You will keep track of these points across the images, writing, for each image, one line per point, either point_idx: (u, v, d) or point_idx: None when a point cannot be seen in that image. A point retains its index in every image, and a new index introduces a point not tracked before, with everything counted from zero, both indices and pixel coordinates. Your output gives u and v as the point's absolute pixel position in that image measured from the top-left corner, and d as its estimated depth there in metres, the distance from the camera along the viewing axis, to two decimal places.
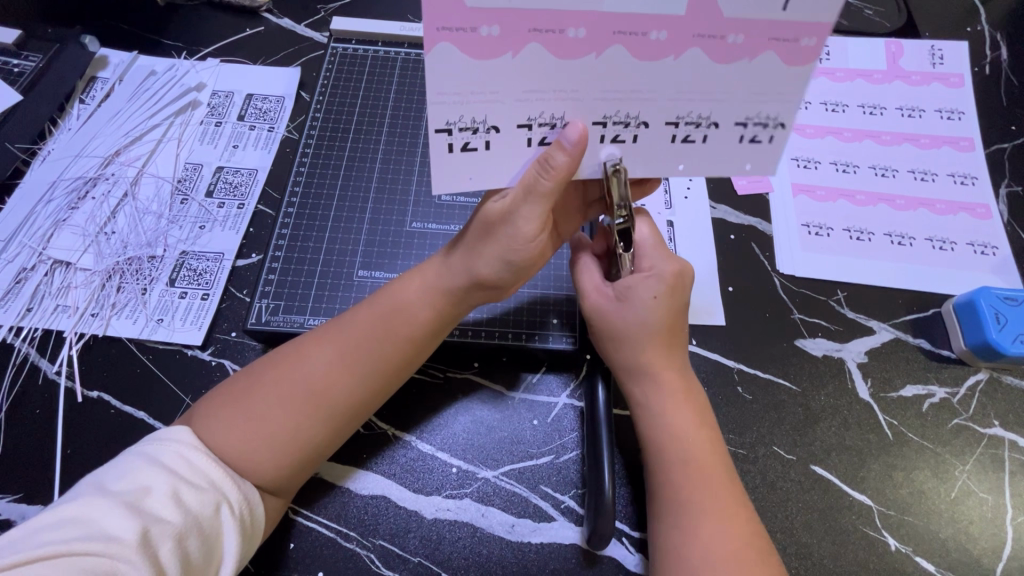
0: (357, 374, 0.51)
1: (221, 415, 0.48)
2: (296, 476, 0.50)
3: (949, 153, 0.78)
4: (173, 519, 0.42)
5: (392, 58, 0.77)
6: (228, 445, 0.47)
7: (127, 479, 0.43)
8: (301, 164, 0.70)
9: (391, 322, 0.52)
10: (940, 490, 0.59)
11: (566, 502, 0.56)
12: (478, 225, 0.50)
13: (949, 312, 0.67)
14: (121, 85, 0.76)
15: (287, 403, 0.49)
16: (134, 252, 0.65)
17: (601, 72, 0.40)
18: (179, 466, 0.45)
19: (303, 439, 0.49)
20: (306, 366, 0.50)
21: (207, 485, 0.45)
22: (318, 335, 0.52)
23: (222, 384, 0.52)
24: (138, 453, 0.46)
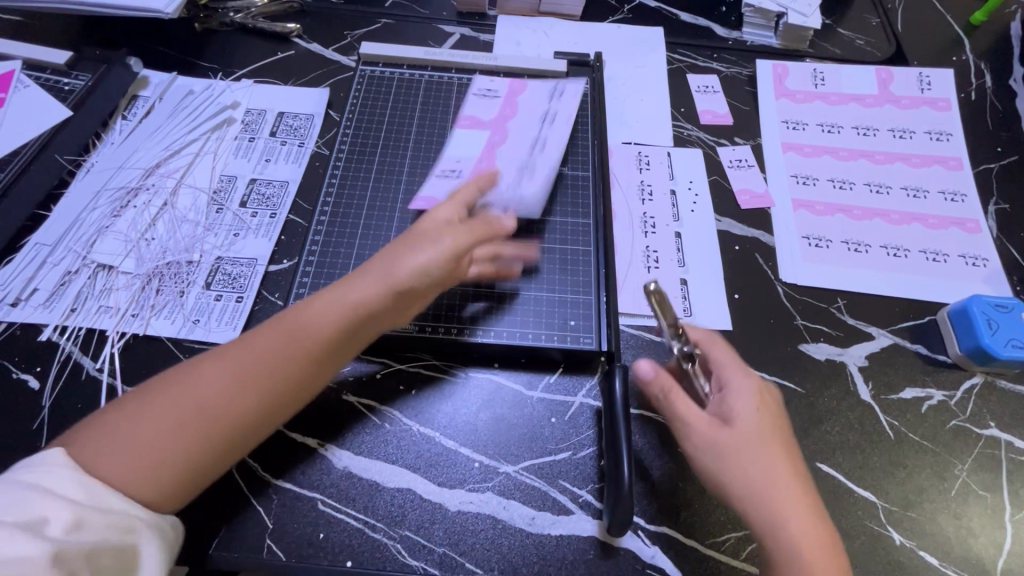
0: (261, 395, 0.51)
1: (106, 440, 0.47)
2: (177, 502, 0.48)
3: (940, 171, 0.83)
4: (87, 539, 0.41)
5: (417, 80, 0.82)
6: (111, 471, 0.46)
7: (25, 504, 0.41)
8: (332, 177, 0.74)
9: (308, 340, 0.53)
10: (940, 488, 0.61)
11: (584, 496, 0.58)
12: (399, 242, 0.60)
13: (943, 319, 0.70)
14: (162, 103, 0.81)
15: (183, 415, 0.49)
16: (173, 258, 0.69)
17: (528, 112, 0.79)
18: (78, 493, 0.43)
19: (189, 465, 0.48)
20: (203, 383, 0.50)
21: (116, 504, 0.44)
22: (217, 357, 0.52)
23: (91, 415, 0.49)
24: (22, 479, 0.42)
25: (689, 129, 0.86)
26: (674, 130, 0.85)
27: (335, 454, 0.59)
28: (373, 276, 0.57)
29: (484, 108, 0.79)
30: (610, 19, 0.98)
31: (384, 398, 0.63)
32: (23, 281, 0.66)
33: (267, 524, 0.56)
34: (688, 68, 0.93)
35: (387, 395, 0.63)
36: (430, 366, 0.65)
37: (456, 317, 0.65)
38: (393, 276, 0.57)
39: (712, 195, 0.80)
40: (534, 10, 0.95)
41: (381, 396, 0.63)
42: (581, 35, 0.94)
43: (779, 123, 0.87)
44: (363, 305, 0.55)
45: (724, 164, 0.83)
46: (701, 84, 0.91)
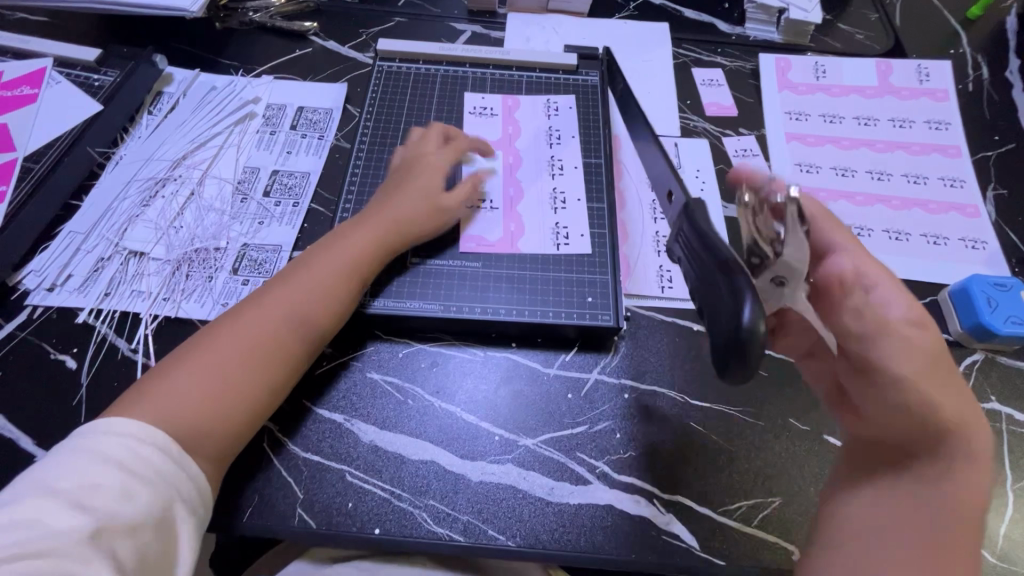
0: (302, 313, 0.58)
1: (154, 390, 0.51)
2: (235, 432, 0.53)
3: (939, 159, 0.85)
4: (125, 516, 0.44)
5: (432, 75, 0.85)
6: (168, 409, 0.50)
7: (77, 477, 0.44)
8: (354, 168, 0.77)
9: (336, 266, 0.62)
10: None
11: (600, 467, 0.61)
12: (400, 174, 0.71)
13: (944, 298, 0.73)
14: (186, 98, 0.84)
15: (243, 348, 0.55)
16: (201, 244, 0.71)
17: (533, 126, 0.81)
18: (130, 461, 0.46)
19: (251, 386, 0.54)
20: (251, 322, 0.57)
21: (160, 481, 0.46)
22: (247, 303, 0.59)
23: (144, 378, 0.54)
24: (82, 448, 0.46)
25: (695, 120, 0.89)
26: (681, 121, 0.88)
27: (361, 429, 0.62)
28: (379, 216, 0.66)
29: (486, 129, 0.80)
30: (617, 16, 1.01)
31: (407, 377, 0.65)
32: (58, 268, 0.69)
33: (298, 495, 0.58)
34: (693, 62, 0.96)
35: (410, 374, 0.65)
36: (451, 346, 0.67)
37: (478, 298, 0.67)
38: (396, 208, 0.67)
39: (719, 183, 0.82)
40: (543, 8, 0.98)
41: (404, 374, 0.65)
42: (588, 31, 0.97)
43: (783, 114, 0.90)
44: (373, 239, 0.64)
45: (729, 154, 0.85)
46: (705, 77, 0.93)
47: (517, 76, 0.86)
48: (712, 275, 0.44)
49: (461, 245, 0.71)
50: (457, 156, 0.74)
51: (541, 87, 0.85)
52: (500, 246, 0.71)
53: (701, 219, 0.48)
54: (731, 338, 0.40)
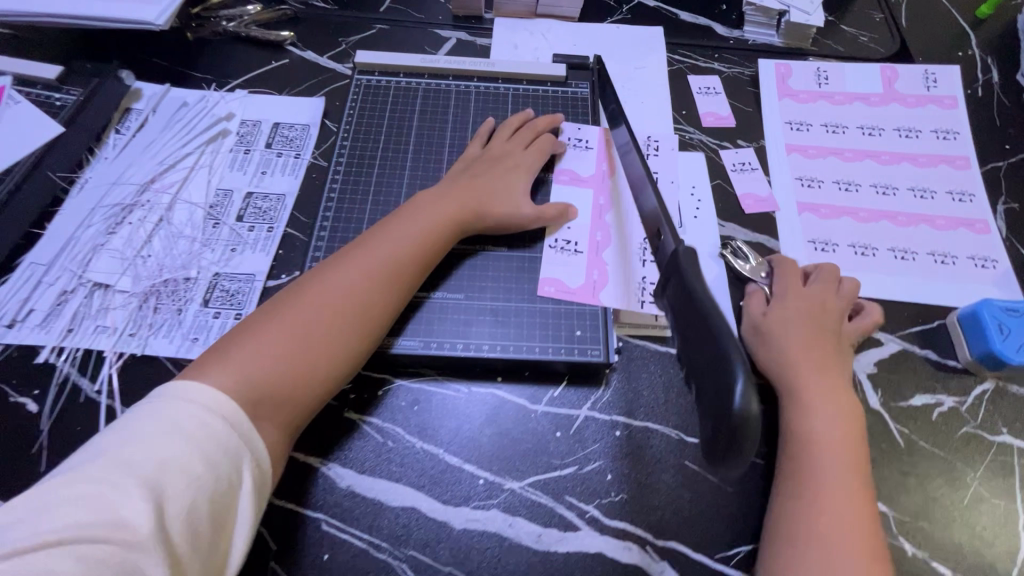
0: (367, 287, 0.59)
1: (230, 356, 0.54)
2: (302, 405, 0.56)
3: (947, 171, 0.81)
4: (186, 498, 0.46)
5: (413, 88, 0.80)
6: (243, 374, 0.53)
7: (146, 453, 0.46)
8: (331, 189, 0.72)
9: (409, 236, 0.63)
10: (952, 497, 0.61)
11: (591, 512, 0.58)
12: (483, 162, 0.71)
13: (953, 323, 0.69)
14: (156, 116, 0.80)
15: (323, 314, 0.57)
16: (169, 275, 0.68)
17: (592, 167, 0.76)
18: (197, 437, 0.48)
19: (320, 359, 0.56)
20: (328, 288, 0.58)
21: (221, 458, 0.48)
22: (315, 275, 0.60)
23: (223, 342, 0.56)
24: (154, 417, 0.49)
25: (691, 132, 0.85)
26: (677, 134, 0.84)
27: (338, 473, 0.59)
28: (455, 195, 0.67)
29: (580, 161, 0.76)
30: (609, 21, 0.96)
31: (387, 416, 0.62)
32: (18, 302, 0.65)
33: (270, 547, 0.55)
34: (688, 69, 0.91)
35: (390, 412, 0.62)
36: (433, 382, 0.63)
37: (461, 333, 0.64)
38: (473, 194, 0.67)
39: (716, 200, 0.79)
40: (531, 13, 0.94)
41: (384, 412, 0.62)
42: (579, 37, 0.93)
43: (783, 124, 0.86)
44: (455, 215, 0.65)
45: (727, 168, 0.81)
46: (702, 85, 0.89)
47: (504, 88, 0.82)
48: (702, 337, 0.42)
49: (541, 290, 0.67)
50: (533, 162, 0.72)
51: (529, 100, 0.81)
52: (580, 295, 0.66)
53: (689, 275, 0.46)
54: (720, 412, 0.38)
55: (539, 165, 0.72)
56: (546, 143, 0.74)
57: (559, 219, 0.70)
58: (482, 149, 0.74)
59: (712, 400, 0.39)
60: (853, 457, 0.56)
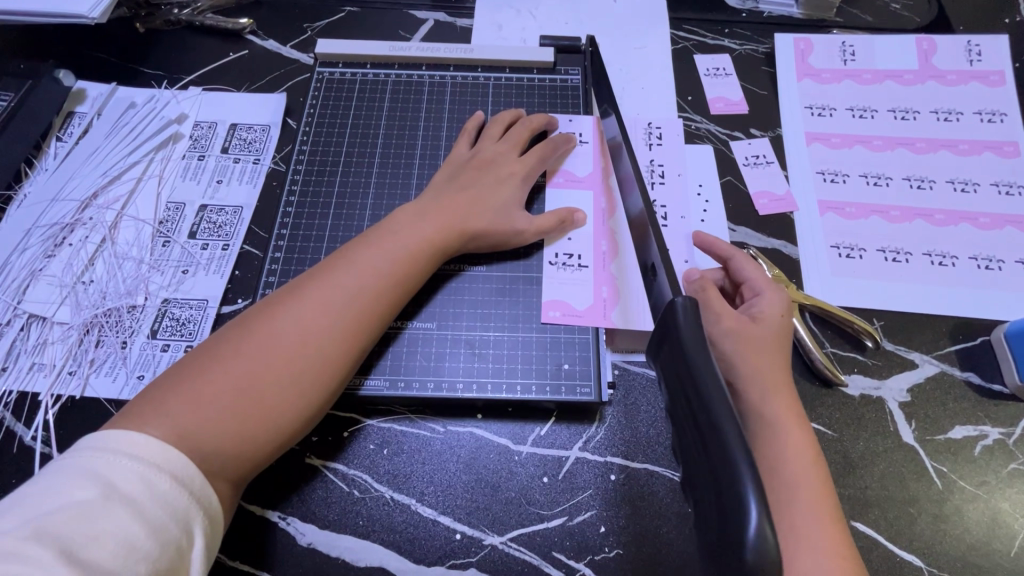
0: (335, 317, 0.50)
1: (173, 399, 0.45)
2: (260, 457, 0.47)
3: (993, 159, 0.71)
4: (127, 575, 0.36)
5: (382, 81, 0.71)
6: (189, 422, 0.44)
7: (73, 520, 0.37)
8: (288, 202, 0.64)
9: (381, 257, 0.54)
10: (998, 546, 0.53)
11: (581, 571, 0.51)
12: (471, 167, 0.62)
13: (999, 340, 0.60)
14: (100, 120, 0.73)
15: (278, 349, 0.48)
16: (113, 303, 0.61)
17: (593, 165, 0.66)
18: (142, 495, 0.39)
19: (283, 402, 0.47)
20: (285, 319, 0.49)
21: (169, 524, 0.39)
22: (273, 302, 0.51)
23: (158, 382, 0.47)
24: (84, 474, 0.39)
25: (697, 121, 0.75)
26: (682, 123, 0.74)
27: (298, 529, 0.53)
28: (436, 209, 0.58)
29: (577, 159, 0.67)
30: None
31: (353, 461, 0.55)
32: None
33: None
34: (695, 48, 0.81)
35: (356, 457, 0.55)
36: (405, 422, 0.57)
37: (433, 369, 0.57)
38: (458, 209, 0.58)
39: (726, 200, 0.69)
40: None
41: (350, 457, 0.55)
42: (571, 14, 0.82)
43: (803, 109, 0.76)
44: (437, 232, 0.56)
45: (738, 163, 0.72)
46: (710, 66, 0.79)
47: (484, 77, 0.72)
48: (699, 437, 0.34)
49: (545, 316, 0.59)
50: (530, 167, 0.63)
51: (513, 90, 0.71)
52: (588, 318, 0.58)
53: (682, 325, 0.39)
54: (727, 549, 0.30)
55: (538, 168, 0.64)
56: (546, 146, 0.64)
57: (569, 225, 0.62)
58: (470, 150, 0.65)
59: (717, 527, 0.31)
60: (819, 484, 0.47)
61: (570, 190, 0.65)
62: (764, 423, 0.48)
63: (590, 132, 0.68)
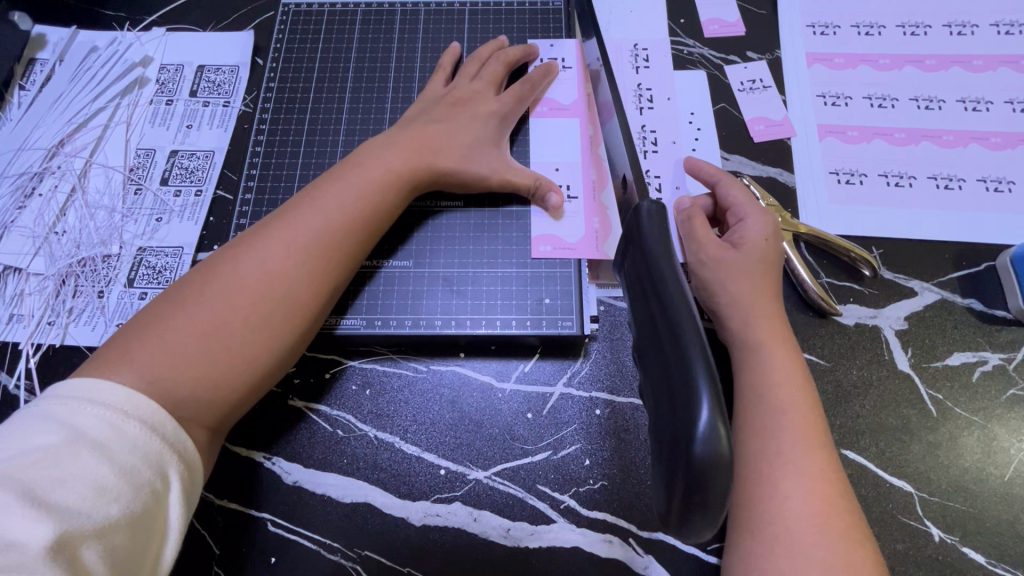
0: (301, 258, 0.49)
1: (140, 346, 0.44)
2: (235, 402, 0.46)
3: (1009, 74, 0.66)
4: (99, 515, 0.37)
5: (352, 12, 0.67)
6: (157, 368, 0.43)
7: (39, 463, 0.37)
8: (258, 141, 0.62)
9: (346, 193, 0.51)
10: (991, 470, 0.52)
11: (566, 502, 0.51)
12: (446, 104, 0.59)
13: (1005, 265, 0.58)
14: (62, 65, 0.70)
15: (245, 291, 0.47)
16: (88, 253, 0.60)
17: (575, 91, 0.63)
18: (110, 439, 0.39)
19: (255, 345, 0.46)
20: (250, 260, 0.48)
21: (140, 466, 0.39)
22: (237, 245, 0.49)
23: (124, 330, 0.46)
24: (49, 420, 0.39)
25: (690, 45, 0.70)
26: (673, 47, 0.70)
27: (283, 468, 0.53)
28: (406, 144, 0.55)
29: (561, 84, 0.63)
30: None
31: (336, 402, 0.55)
32: None
33: (214, 551, 0.50)
34: None
35: (339, 398, 0.55)
36: (387, 361, 0.56)
37: (411, 307, 0.55)
38: (431, 146, 0.55)
39: (719, 128, 0.66)
40: None
41: (333, 399, 0.55)
42: None
43: (804, 28, 0.71)
44: (405, 168, 0.54)
45: (732, 88, 0.68)
46: None
47: (459, 4, 0.68)
48: (663, 351, 0.36)
49: (531, 251, 0.57)
50: (508, 108, 0.59)
51: (491, 17, 0.67)
52: (582, 250, 0.57)
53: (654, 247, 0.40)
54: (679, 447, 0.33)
55: (516, 109, 0.60)
56: (523, 83, 0.60)
57: (537, 199, 0.58)
58: (446, 86, 0.61)
59: (673, 427, 0.34)
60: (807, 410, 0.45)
61: (554, 121, 0.62)
62: (747, 349, 0.48)
63: (570, 57, 0.64)
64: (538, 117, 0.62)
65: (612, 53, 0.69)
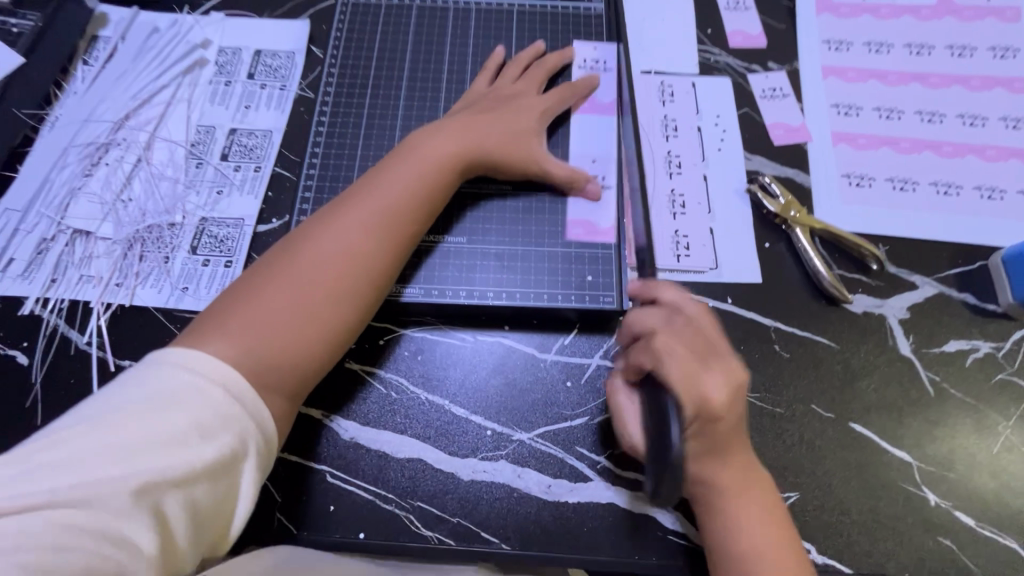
0: (375, 240, 0.53)
1: (230, 321, 0.47)
2: (314, 373, 0.50)
3: (1003, 94, 0.73)
4: (183, 473, 0.40)
5: (407, 7, 0.72)
6: (249, 338, 0.47)
7: (136, 421, 0.40)
8: (318, 125, 0.66)
9: (409, 181, 0.56)
10: (981, 445, 0.58)
11: (602, 463, 0.56)
12: (491, 99, 0.64)
13: (996, 264, 0.64)
14: (124, 44, 0.73)
15: (324, 272, 0.51)
16: (153, 220, 0.64)
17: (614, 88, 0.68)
18: (199, 404, 0.42)
19: (335, 320, 0.51)
20: (325, 243, 0.52)
21: (223, 433, 0.42)
22: (312, 226, 0.53)
23: (209, 311, 0.49)
24: (149, 380, 0.42)
25: (716, 54, 0.76)
26: (701, 55, 0.75)
27: (341, 425, 0.57)
28: (456, 136, 0.59)
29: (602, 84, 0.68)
30: None
31: (390, 366, 0.59)
32: None
33: (276, 498, 0.54)
34: None
35: (392, 363, 0.59)
36: (437, 330, 0.60)
37: (464, 281, 0.60)
38: (480, 138, 0.60)
39: (743, 130, 0.71)
40: None
41: (387, 362, 0.59)
42: None
43: (820, 43, 0.77)
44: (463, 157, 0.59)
45: (756, 95, 0.73)
46: None
47: (507, 4, 0.73)
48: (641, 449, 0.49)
49: (569, 233, 0.62)
50: (547, 106, 0.64)
51: (535, 19, 0.72)
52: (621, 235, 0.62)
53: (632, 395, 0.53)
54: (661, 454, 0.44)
55: (557, 108, 0.65)
56: (566, 88, 0.66)
57: (573, 191, 0.63)
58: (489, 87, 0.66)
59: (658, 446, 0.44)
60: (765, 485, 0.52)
61: (596, 115, 0.67)
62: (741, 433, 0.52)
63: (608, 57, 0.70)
64: (582, 111, 0.67)
65: (645, 57, 0.75)
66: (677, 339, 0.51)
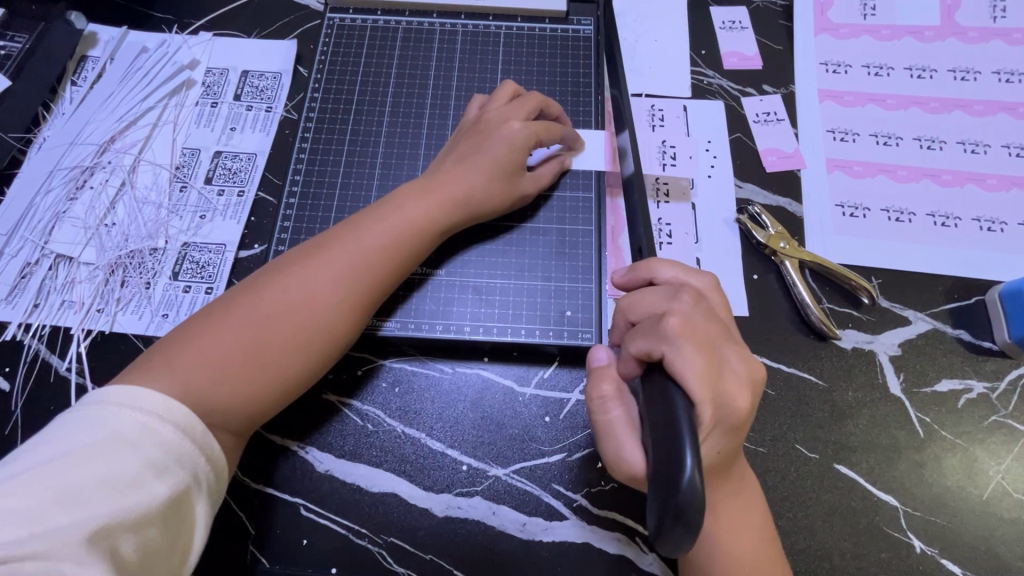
0: (339, 289, 0.52)
1: (180, 359, 0.47)
2: (260, 412, 0.50)
3: (1007, 120, 0.70)
4: (136, 510, 0.40)
5: (393, 29, 0.71)
6: (195, 380, 0.47)
7: (80, 464, 0.40)
8: (301, 150, 0.65)
9: (380, 230, 0.55)
10: (972, 490, 0.56)
11: (579, 501, 0.55)
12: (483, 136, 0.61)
13: (994, 300, 0.62)
14: (112, 64, 0.73)
15: (284, 317, 0.50)
16: (136, 245, 0.64)
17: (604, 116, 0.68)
18: (147, 442, 0.42)
19: (289, 367, 0.50)
20: (290, 289, 0.51)
21: (174, 467, 0.43)
22: (279, 270, 0.53)
23: (164, 343, 0.49)
24: (88, 424, 0.42)
25: (710, 76, 0.74)
26: (693, 78, 0.74)
27: (316, 457, 0.57)
28: (433, 191, 0.57)
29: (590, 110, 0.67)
30: None
31: (368, 398, 0.58)
32: None
33: (249, 531, 0.54)
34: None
35: (370, 394, 0.59)
36: (415, 361, 0.60)
37: (443, 313, 0.59)
38: (459, 184, 0.58)
39: (734, 157, 0.70)
40: None
41: (365, 394, 0.59)
42: None
43: (818, 66, 0.75)
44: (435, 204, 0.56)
45: (749, 119, 0.72)
46: (726, 19, 0.77)
47: (495, 27, 0.72)
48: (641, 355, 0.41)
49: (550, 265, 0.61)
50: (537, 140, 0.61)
51: (523, 42, 0.71)
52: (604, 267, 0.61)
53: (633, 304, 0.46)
54: (667, 484, 0.35)
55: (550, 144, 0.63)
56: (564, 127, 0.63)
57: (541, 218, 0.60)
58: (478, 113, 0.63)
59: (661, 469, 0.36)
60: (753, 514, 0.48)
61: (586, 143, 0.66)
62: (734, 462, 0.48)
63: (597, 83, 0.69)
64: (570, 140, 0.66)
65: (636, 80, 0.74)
66: (690, 322, 0.43)
